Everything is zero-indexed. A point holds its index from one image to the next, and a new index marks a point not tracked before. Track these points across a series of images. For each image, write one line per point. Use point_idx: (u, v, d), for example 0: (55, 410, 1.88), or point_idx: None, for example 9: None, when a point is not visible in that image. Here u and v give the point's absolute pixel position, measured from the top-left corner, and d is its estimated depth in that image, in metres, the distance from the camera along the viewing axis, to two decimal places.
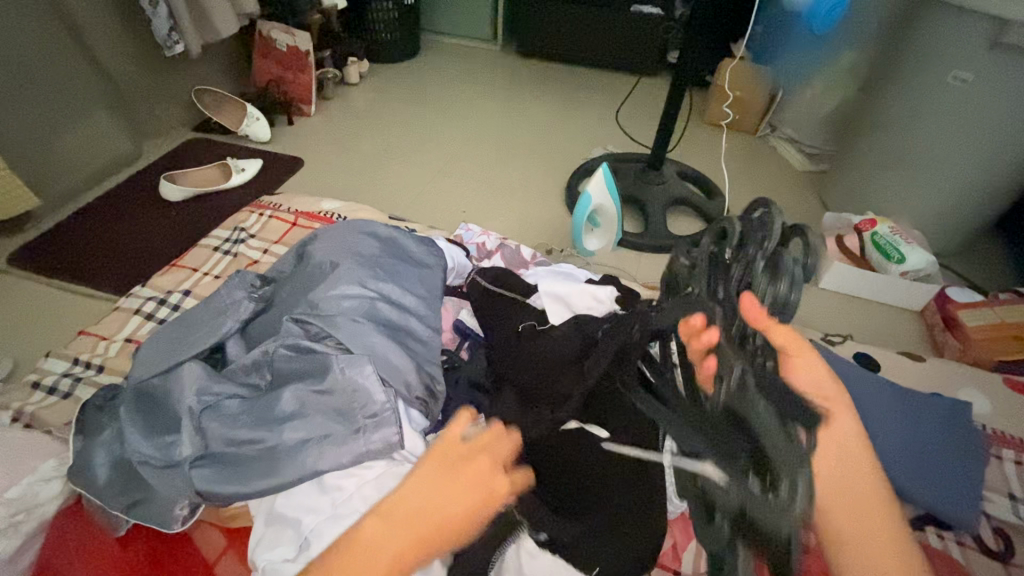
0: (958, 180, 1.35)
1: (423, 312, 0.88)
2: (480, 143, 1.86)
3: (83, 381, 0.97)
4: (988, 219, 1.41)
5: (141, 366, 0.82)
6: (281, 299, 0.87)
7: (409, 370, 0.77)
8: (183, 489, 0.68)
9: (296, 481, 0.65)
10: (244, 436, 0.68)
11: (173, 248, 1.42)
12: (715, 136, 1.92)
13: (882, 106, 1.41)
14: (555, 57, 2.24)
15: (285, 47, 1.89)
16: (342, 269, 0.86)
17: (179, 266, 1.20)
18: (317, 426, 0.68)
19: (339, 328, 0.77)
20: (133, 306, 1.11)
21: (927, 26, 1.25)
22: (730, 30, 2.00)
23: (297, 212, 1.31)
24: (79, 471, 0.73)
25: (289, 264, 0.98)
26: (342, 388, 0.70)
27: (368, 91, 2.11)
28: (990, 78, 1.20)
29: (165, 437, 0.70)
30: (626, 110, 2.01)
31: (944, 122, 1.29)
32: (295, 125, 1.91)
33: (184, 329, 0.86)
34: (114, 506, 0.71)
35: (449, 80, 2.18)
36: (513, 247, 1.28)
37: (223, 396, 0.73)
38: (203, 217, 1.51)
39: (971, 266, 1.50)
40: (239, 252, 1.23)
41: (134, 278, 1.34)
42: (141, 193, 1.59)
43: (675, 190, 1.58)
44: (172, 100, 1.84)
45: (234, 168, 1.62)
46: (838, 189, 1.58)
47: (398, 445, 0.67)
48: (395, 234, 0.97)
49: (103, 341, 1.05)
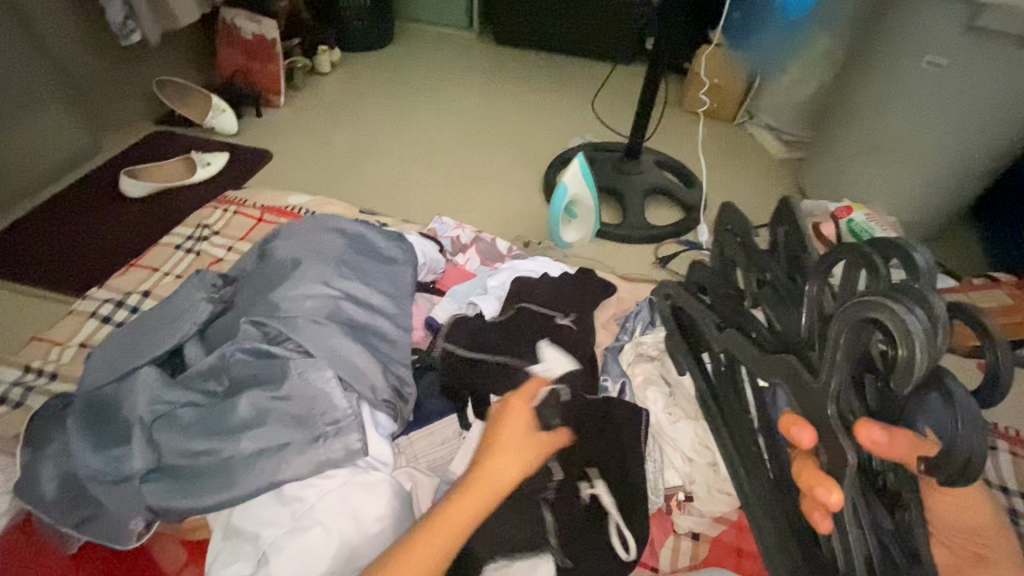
0: (933, 166, 1.35)
1: (391, 310, 0.85)
2: (455, 133, 1.82)
3: (35, 389, 0.93)
4: (962, 204, 1.42)
5: (93, 374, 0.78)
6: (241, 300, 0.83)
7: (374, 373, 0.74)
8: (135, 504, 0.65)
9: (254, 493, 0.62)
10: (197, 447, 0.65)
11: (134, 247, 1.36)
12: (693, 124, 1.90)
13: (856, 92, 1.40)
14: (532, 44, 2.19)
15: (251, 35, 1.82)
16: (304, 267, 0.83)
17: (138, 266, 1.15)
18: (276, 435, 0.65)
19: (299, 330, 0.74)
20: (89, 308, 1.06)
21: (901, 10, 1.24)
22: (706, 16, 1.98)
23: (262, 207, 1.27)
24: (25, 487, 0.69)
25: (251, 262, 0.94)
26: (301, 394, 0.67)
27: (340, 81, 2.05)
28: (963, 64, 1.20)
29: (115, 450, 0.67)
30: (604, 98, 1.98)
31: (918, 108, 1.29)
32: (264, 117, 1.85)
33: (139, 333, 0.82)
34: (64, 524, 0.67)
35: (423, 68, 2.13)
36: (488, 240, 1.25)
37: (177, 404, 0.70)
38: (166, 213, 1.46)
39: (947, 252, 1.51)
40: (202, 250, 1.18)
41: (93, 279, 1.28)
42: (101, 189, 1.53)
43: (654, 179, 1.56)
44: (132, 92, 1.77)
45: (199, 162, 1.56)
46: (816, 177, 1.58)
47: (360, 452, 0.66)
48: (361, 229, 0.94)
49: (56, 347, 1.00)
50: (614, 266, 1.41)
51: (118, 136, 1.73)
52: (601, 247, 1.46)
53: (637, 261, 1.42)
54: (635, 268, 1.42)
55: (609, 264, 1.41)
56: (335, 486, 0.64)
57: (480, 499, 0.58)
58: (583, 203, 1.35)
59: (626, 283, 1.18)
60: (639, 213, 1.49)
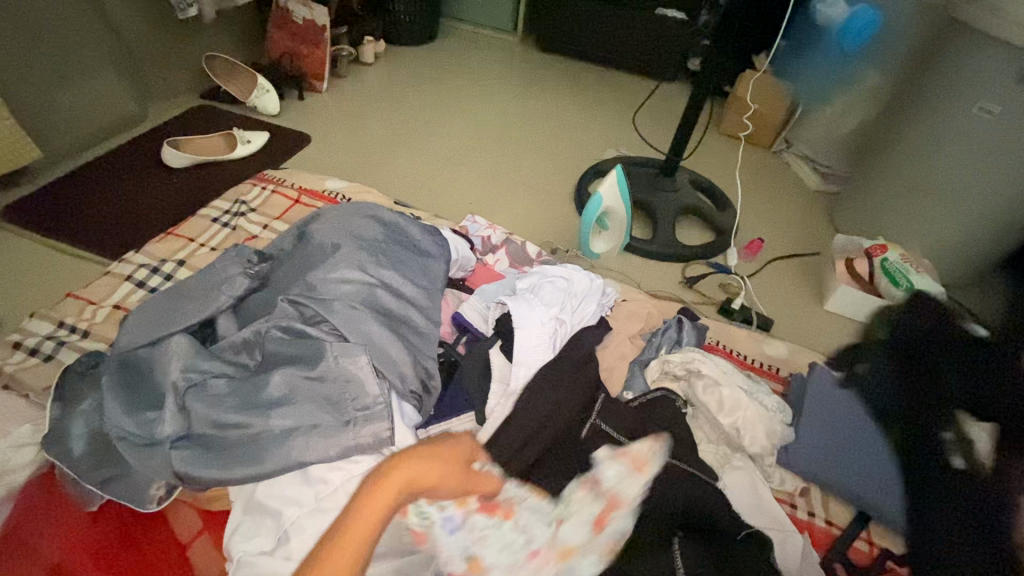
0: (976, 212, 1.33)
1: (423, 303, 0.85)
2: (492, 135, 1.82)
3: (67, 345, 0.95)
4: (1001, 253, 1.39)
5: (128, 334, 0.79)
6: (278, 278, 0.84)
7: (404, 362, 0.74)
8: (162, 469, 0.65)
9: (280, 470, 0.62)
10: (228, 419, 0.65)
11: (168, 216, 1.38)
12: (731, 148, 1.89)
13: (900, 130, 1.38)
14: (574, 54, 2.20)
15: (302, 20, 1.85)
16: (342, 252, 0.83)
17: (175, 235, 1.16)
18: (306, 415, 0.65)
19: (335, 313, 0.74)
20: (125, 271, 1.08)
21: (952, 52, 1.23)
22: (752, 42, 1.97)
23: (300, 189, 1.28)
24: (55, 441, 0.70)
25: (288, 242, 0.95)
26: (334, 377, 0.68)
27: (382, 72, 2.07)
28: (1016, 112, 1.18)
29: (147, 414, 0.67)
30: (643, 115, 1.98)
31: (966, 152, 1.27)
32: (305, 100, 1.87)
33: (175, 299, 0.83)
34: (88, 481, 0.68)
35: (464, 67, 2.15)
36: (519, 243, 1.26)
37: (210, 374, 0.70)
38: (203, 185, 1.48)
39: (979, 300, 1.49)
40: (238, 225, 1.20)
41: (127, 243, 1.30)
42: (144, 156, 1.56)
43: (686, 198, 1.55)
44: (181, 65, 1.81)
45: (239, 139, 1.58)
46: (852, 213, 1.56)
47: (389, 441, 0.65)
48: (399, 219, 0.94)
49: (91, 306, 1.01)
50: (640, 281, 1.41)
51: (163, 106, 1.76)
52: (629, 261, 1.45)
53: (664, 280, 1.41)
54: (663, 286, 1.41)
55: (636, 278, 1.41)
56: (360, 471, 0.64)
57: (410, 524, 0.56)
58: (616, 215, 1.34)
59: (654, 301, 1.17)
60: (669, 232, 1.48)
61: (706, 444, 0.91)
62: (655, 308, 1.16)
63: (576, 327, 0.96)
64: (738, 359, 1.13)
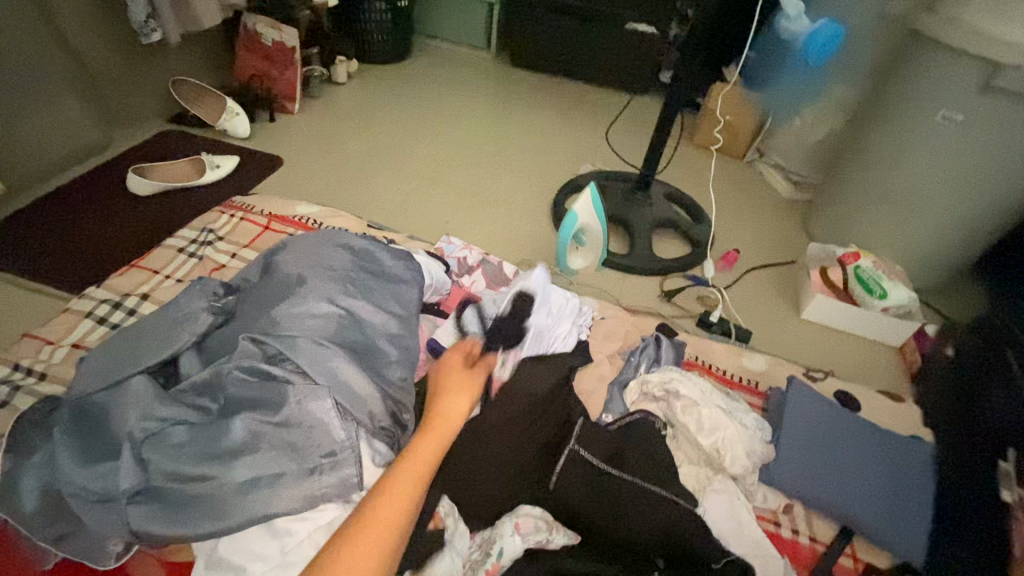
0: (944, 219, 1.35)
1: (394, 333, 0.83)
2: (466, 152, 1.82)
3: (22, 389, 0.90)
4: (969, 258, 1.42)
5: (85, 378, 0.75)
6: (243, 313, 0.81)
7: (374, 399, 0.72)
8: (117, 526, 0.62)
9: (243, 525, 0.61)
10: (186, 471, 0.62)
11: (134, 246, 1.34)
12: (705, 159, 1.91)
13: (868, 140, 1.40)
14: (548, 69, 2.22)
15: (271, 42, 1.83)
16: (309, 284, 0.80)
17: (139, 267, 1.13)
18: (270, 462, 0.63)
19: (300, 351, 0.71)
20: (85, 308, 1.04)
21: (915, 64, 1.26)
22: (722, 55, 2.00)
23: (270, 216, 1.26)
24: (5, 496, 0.66)
25: (255, 273, 0.92)
26: (299, 421, 0.65)
27: (355, 92, 2.05)
28: (979, 121, 1.20)
29: (100, 466, 0.63)
30: (617, 129, 1.99)
31: (932, 161, 1.29)
32: (276, 122, 1.85)
33: (134, 338, 0.80)
34: (40, 539, 0.65)
35: (438, 84, 2.15)
36: (495, 263, 1.24)
37: (169, 421, 0.66)
38: (170, 213, 1.44)
39: (950, 303, 1.52)
40: (206, 255, 1.17)
41: (90, 276, 1.26)
42: (108, 185, 1.51)
43: (662, 212, 1.56)
44: (147, 90, 1.77)
45: (208, 164, 1.55)
46: (824, 222, 1.58)
47: (356, 487, 0.65)
48: (370, 247, 0.93)
49: (48, 346, 0.97)
50: (619, 296, 1.40)
51: (127, 132, 1.73)
52: (607, 277, 1.45)
53: (643, 294, 1.41)
54: (641, 300, 1.41)
55: (614, 294, 1.41)
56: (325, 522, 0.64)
57: (416, 483, 0.63)
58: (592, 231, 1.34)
59: (633, 319, 1.17)
60: (646, 246, 1.49)
61: (687, 464, 0.90)
62: (634, 325, 1.15)
63: (551, 347, 0.97)
64: (719, 374, 1.12)
